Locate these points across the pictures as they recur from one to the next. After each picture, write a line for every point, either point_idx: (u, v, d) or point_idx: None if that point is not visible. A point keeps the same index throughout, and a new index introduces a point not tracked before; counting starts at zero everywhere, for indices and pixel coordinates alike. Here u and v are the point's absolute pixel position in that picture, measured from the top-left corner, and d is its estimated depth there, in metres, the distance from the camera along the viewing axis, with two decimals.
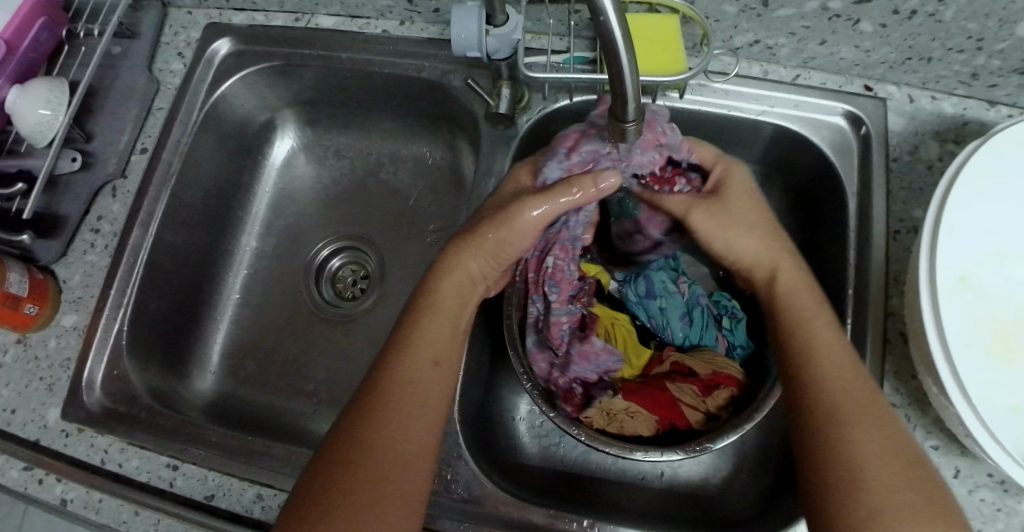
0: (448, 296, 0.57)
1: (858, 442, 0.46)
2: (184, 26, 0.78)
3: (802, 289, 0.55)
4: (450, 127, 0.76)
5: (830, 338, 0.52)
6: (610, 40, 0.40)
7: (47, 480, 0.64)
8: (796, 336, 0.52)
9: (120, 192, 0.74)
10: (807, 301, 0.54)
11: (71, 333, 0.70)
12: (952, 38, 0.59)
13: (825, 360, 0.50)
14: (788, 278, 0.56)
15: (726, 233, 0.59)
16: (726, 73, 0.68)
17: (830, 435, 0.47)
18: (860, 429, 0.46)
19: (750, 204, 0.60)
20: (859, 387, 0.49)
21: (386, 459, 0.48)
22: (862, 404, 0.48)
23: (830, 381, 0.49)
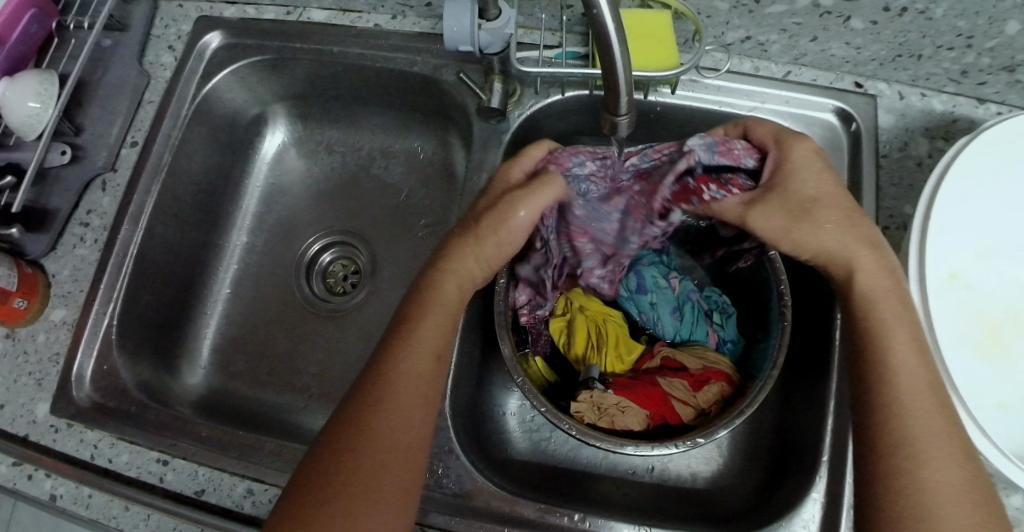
0: (446, 298, 0.57)
1: (937, 476, 0.47)
2: (174, 19, 0.78)
3: (885, 296, 0.53)
4: (442, 122, 0.76)
5: (915, 357, 0.51)
6: (603, 32, 0.40)
7: (37, 476, 0.64)
8: (885, 356, 0.51)
9: (110, 186, 0.73)
10: (891, 311, 0.53)
11: (60, 327, 0.69)
12: (942, 36, 0.59)
13: (912, 384, 0.50)
14: (873, 285, 0.54)
15: (801, 229, 0.56)
16: (717, 69, 0.68)
17: (908, 469, 0.48)
18: (941, 460, 0.48)
19: (829, 191, 0.56)
20: (939, 413, 0.49)
21: (372, 465, 0.50)
22: (944, 431, 0.49)
23: (916, 409, 0.49)
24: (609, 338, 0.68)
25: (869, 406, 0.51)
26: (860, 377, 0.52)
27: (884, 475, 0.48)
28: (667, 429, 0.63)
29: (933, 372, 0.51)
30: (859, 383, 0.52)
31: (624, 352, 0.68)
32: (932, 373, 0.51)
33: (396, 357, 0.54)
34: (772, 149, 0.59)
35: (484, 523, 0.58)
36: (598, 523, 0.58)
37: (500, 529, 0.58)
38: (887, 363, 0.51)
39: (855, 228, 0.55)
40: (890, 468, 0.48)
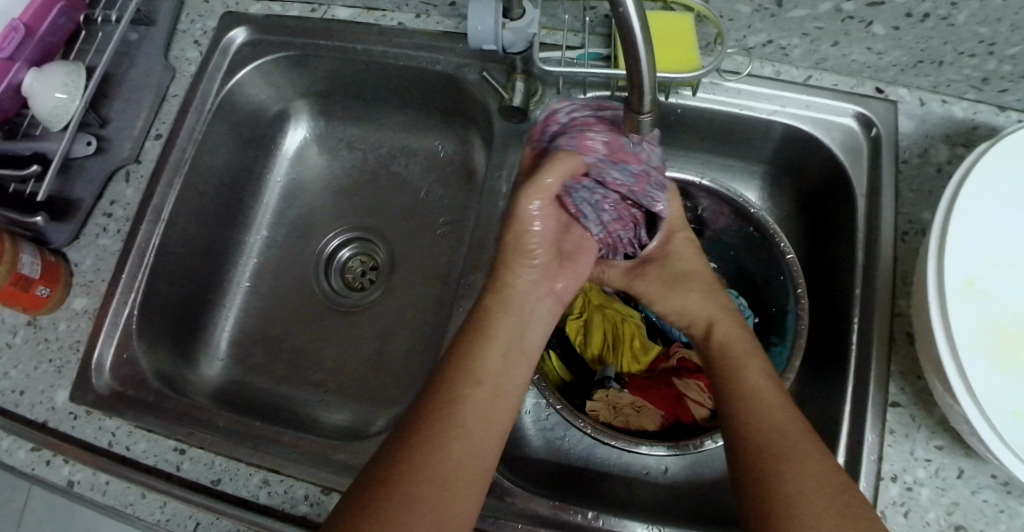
0: (504, 321, 0.57)
1: (794, 473, 0.48)
2: (200, 14, 0.79)
3: (738, 341, 0.59)
4: (462, 121, 0.77)
5: (763, 384, 0.55)
6: (629, 33, 0.40)
7: (55, 462, 0.65)
8: (734, 388, 0.55)
9: (133, 177, 0.74)
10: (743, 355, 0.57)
11: (81, 316, 0.70)
12: (964, 42, 0.60)
13: (757, 404, 0.53)
14: (727, 333, 0.59)
15: (675, 296, 0.63)
16: (738, 72, 0.68)
17: (765, 472, 0.49)
18: (793, 460, 0.49)
19: (697, 268, 0.64)
20: (788, 422, 0.52)
21: (430, 479, 0.48)
22: (793, 436, 0.51)
23: (766, 422, 0.52)
24: (624, 340, 0.69)
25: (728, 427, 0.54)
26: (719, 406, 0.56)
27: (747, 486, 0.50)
28: (681, 430, 0.63)
29: (783, 394, 0.54)
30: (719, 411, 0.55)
31: (639, 355, 0.69)
32: (781, 393, 0.54)
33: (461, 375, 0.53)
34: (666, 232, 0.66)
35: (497, 519, 0.58)
36: (611, 521, 0.58)
37: (513, 525, 0.58)
38: (741, 392, 0.54)
39: (715, 294, 0.63)
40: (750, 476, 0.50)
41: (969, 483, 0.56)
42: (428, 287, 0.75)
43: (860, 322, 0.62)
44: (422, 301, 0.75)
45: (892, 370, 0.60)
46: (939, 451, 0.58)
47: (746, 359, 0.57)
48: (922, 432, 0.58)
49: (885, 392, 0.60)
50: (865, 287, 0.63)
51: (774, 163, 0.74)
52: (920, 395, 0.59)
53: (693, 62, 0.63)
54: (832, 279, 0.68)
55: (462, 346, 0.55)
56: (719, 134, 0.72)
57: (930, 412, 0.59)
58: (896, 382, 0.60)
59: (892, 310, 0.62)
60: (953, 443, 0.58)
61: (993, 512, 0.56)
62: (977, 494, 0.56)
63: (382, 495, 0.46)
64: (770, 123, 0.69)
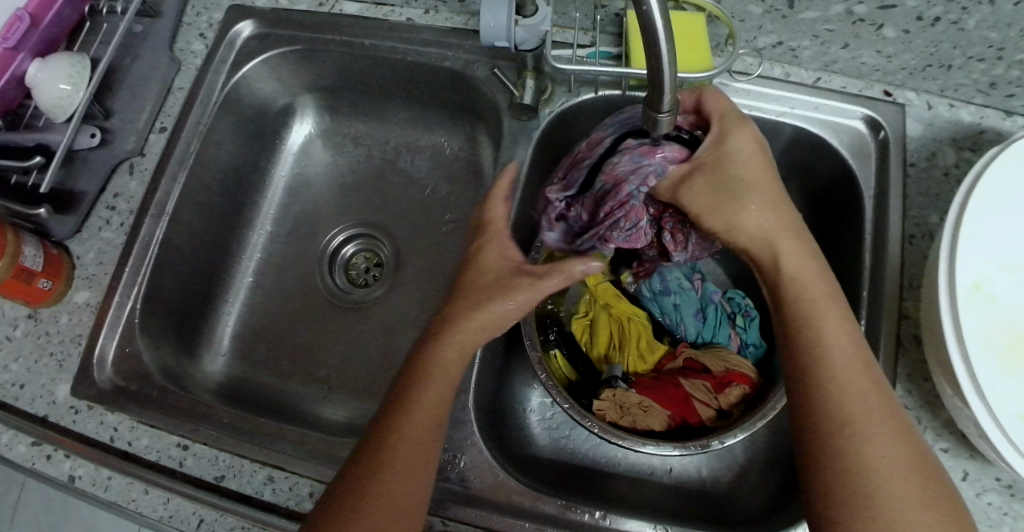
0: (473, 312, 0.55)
1: (877, 450, 0.46)
2: (206, 7, 0.78)
3: (812, 282, 0.53)
4: (470, 118, 0.76)
5: (841, 335, 0.51)
6: (651, 28, 0.40)
7: (56, 456, 0.64)
8: (807, 339, 0.51)
9: (137, 170, 0.73)
10: (815, 300, 0.52)
11: (83, 310, 0.69)
12: (973, 47, 0.60)
13: (839, 363, 0.50)
14: (801, 281, 0.53)
15: (723, 211, 0.54)
16: (748, 73, 0.68)
17: (843, 444, 0.47)
18: (877, 438, 0.47)
19: (760, 167, 0.54)
20: (867, 390, 0.49)
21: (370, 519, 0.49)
22: (874, 413, 0.48)
23: (844, 385, 0.49)
24: (631, 337, 0.69)
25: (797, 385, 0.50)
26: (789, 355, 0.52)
27: (819, 457, 0.47)
28: (687, 430, 0.63)
29: (861, 347, 0.51)
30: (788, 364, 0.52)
31: (647, 352, 0.69)
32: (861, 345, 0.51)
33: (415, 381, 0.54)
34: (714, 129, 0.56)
35: (505, 517, 0.58)
36: (617, 520, 0.58)
37: (520, 524, 0.58)
38: (812, 342, 0.51)
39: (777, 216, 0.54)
40: (823, 448, 0.47)
41: (973, 486, 0.57)
42: (434, 285, 0.75)
43: (867, 324, 0.63)
44: (428, 298, 0.74)
45: (899, 373, 0.61)
46: (944, 453, 0.58)
47: (814, 292, 0.52)
48: (928, 434, 0.59)
49: (892, 394, 0.60)
50: (873, 290, 0.63)
51: (781, 165, 0.74)
52: (926, 397, 0.60)
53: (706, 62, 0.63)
54: (839, 281, 0.68)
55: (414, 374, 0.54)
56: None
57: (936, 415, 0.59)
58: (902, 384, 0.60)
59: (899, 313, 0.62)
60: (958, 445, 0.58)
61: (997, 515, 0.56)
62: (982, 496, 0.57)
63: (345, 512, 0.49)
64: (779, 124, 0.69)
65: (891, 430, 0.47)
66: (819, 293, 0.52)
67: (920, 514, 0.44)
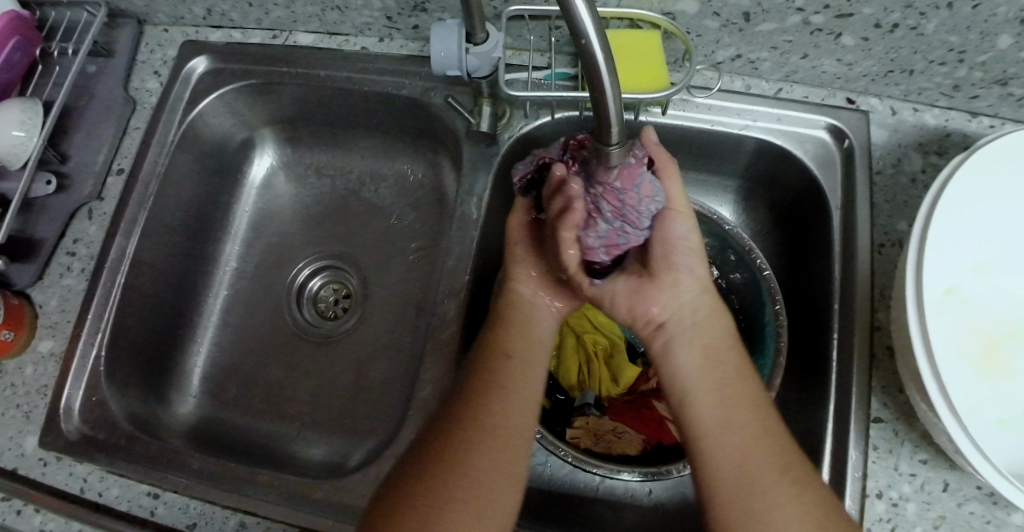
0: (518, 322, 0.61)
1: (780, 493, 0.46)
2: (160, 44, 0.77)
3: (720, 350, 0.54)
4: (432, 143, 0.75)
5: (748, 396, 0.52)
6: (592, 62, 0.39)
7: (25, 512, 0.63)
8: (714, 401, 0.52)
9: (96, 214, 0.72)
10: (731, 368, 0.53)
11: (48, 359, 0.68)
12: (934, 51, 0.59)
13: (735, 415, 0.51)
14: (717, 350, 0.54)
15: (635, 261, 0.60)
16: (708, 88, 0.67)
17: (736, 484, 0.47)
18: (772, 481, 0.47)
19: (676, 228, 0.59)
20: (768, 437, 0.50)
21: (466, 484, 0.49)
22: (770, 452, 0.49)
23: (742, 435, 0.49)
24: (598, 359, 0.69)
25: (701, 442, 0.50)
26: (703, 409, 0.52)
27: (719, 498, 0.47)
28: (663, 453, 0.63)
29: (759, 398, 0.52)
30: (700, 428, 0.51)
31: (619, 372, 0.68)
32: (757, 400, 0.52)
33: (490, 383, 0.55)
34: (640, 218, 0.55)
35: None
36: None
37: None
38: (716, 397, 0.52)
39: (706, 296, 0.57)
40: (720, 496, 0.48)
41: (955, 496, 0.56)
42: (405, 313, 0.74)
43: (839, 337, 0.62)
44: (398, 328, 0.73)
45: (873, 386, 0.60)
46: (923, 465, 0.57)
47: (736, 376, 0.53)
48: (906, 446, 0.58)
49: (867, 408, 0.59)
50: (844, 304, 0.62)
51: (748, 177, 0.73)
52: (902, 409, 0.59)
53: (662, 81, 0.61)
54: (810, 292, 0.68)
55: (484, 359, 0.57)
56: (691, 149, 0.72)
57: (913, 426, 0.58)
58: (878, 397, 0.59)
59: (871, 325, 0.61)
60: (937, 456, 0.57)
61: (979, 524, 0.55)
62: (963, 506, 0.56)
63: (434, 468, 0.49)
64: (742, 138, 0.68)
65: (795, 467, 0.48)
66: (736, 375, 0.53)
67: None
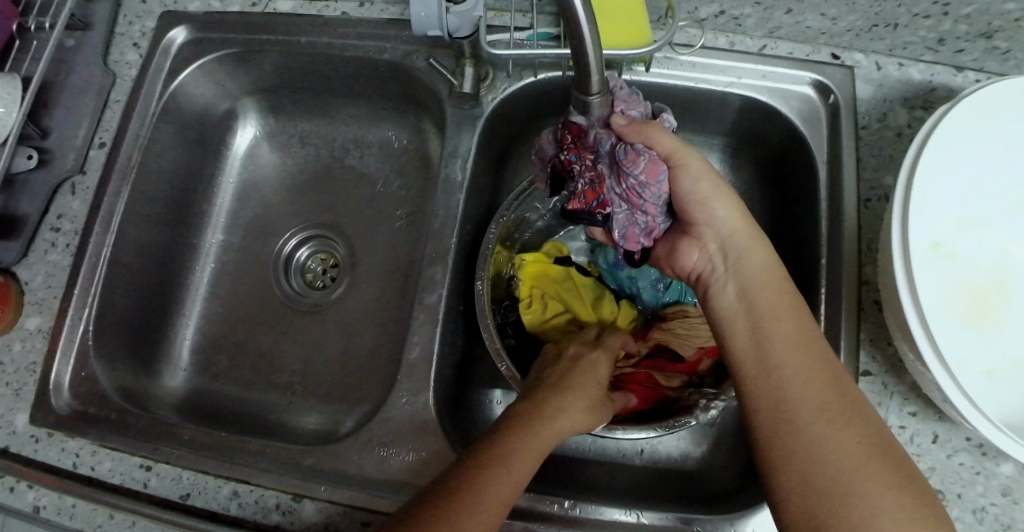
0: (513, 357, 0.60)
1: (825, 435, 0.46)
2: (138, 15, 0.76)
3: (761, 281, 0.55)
4: (416, 110, 0.75)
5: (792, 333, 0.51)
6: (570, 7, 0.39)
7: (19, 488, 0.63)
8: (755, 338, 0.52)
9: (79, 188, 0.72)
10: (774, 300, 0.53)
11: (35, 336, 0.68)
12: (917, 4, 0.59)
13: (782, 354, 0.50)
14: (760, 290, 0.54)
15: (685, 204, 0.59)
16: (692, 45, 0.66)
17: (789, 434, 0.47)
18: (830, 425, 0.46)
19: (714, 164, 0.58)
20: (818, 370, 0.49)
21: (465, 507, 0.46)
22: (831, 400, 0.47)
23: (795, 381, 0.49)
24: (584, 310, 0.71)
25: (765, 392, 0.49)
26: (741, 349, 0.52)
27: (770, 440, 0.47)
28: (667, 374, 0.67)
29: (812, 334, 0.51)
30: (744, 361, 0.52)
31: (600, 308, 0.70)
32: (811, 334, 0.51)
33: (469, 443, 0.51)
34: (643, 146, 0.54)
35: None
36: (588, 509, 0.58)
37: None
38: (755, 336, 0.52)
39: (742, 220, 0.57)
40: (776, 444, 0.47)
41: (944, 448, 0.56)
42: (393, 282, 0.74)
43: (826, 291, 0.62)
44: (387, 297, 0.73)
45: (862, 339, 0.60)
46: (913, 417, 0.57)
47: (777, 304, 0.53)
48: (895, 399, 0.58)
49: (856, 361, 0.59)
50: (831, 256, 0.62)
51: (734, 136, 0.73)
52: (890, 362, 0.59)
53: (640, 38, 0.61)
54: (798, 249, 0.68)
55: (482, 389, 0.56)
56: (676, 108, 0.71)
57: (901, 379, 0.59)
58: (867, 350, 0.60)
59: (858, 278, 0.61)
60: (926, 408, 0.58)
61: (969, 474, 0.56)
62: (953, 457, 0.56)
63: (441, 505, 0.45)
64: (726, 95, 0.68)
65: (856, 417, 0.47)
66: (782, 304, 0.53)
67: (866, 474, 0.44)
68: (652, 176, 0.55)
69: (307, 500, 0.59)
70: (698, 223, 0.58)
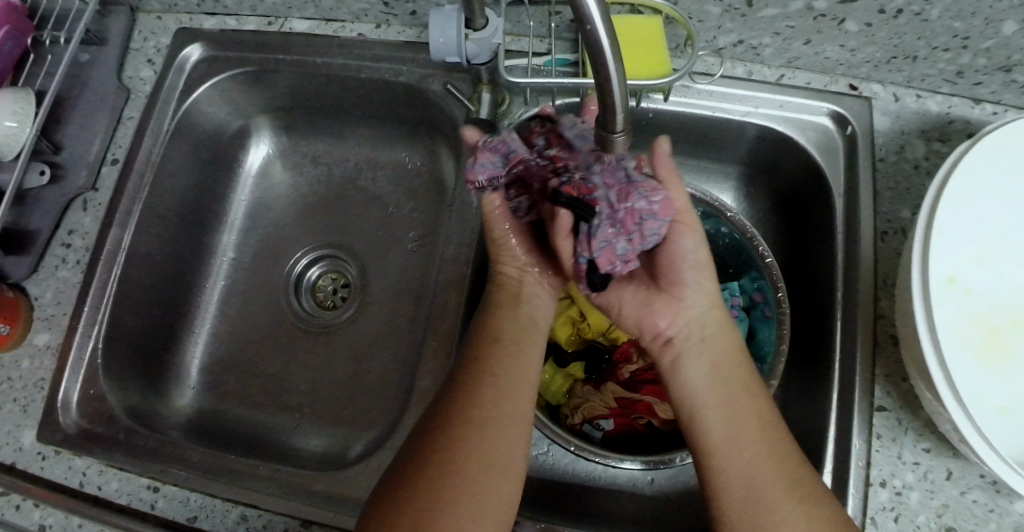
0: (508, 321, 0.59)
1: (784, 517, 0.47)
2: (153, 32, 0.76)
3: (727, 354, 0.55)
4: (430, 132, 0.75)
5: (752, 408, 0.52)
6: (598, 50, 0.38)
7: (25, 506, 0.62)
8: (719, 412, 0.52)
9: (91, 205, 0.71)
10: (739, 380, 0.53)
11: (45, 352, 0.68)
12: (937, 37, 0.58)
13: (744, 433, 0.51)
14: (726, 362, 0.54)
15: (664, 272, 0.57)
16: (710, 74, 0.67)
17: (752, 514, 0.48)
18: (789, 506, 0.48)
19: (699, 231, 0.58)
20: (775, 449, 0.50)
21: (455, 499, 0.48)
22: (788, 478, 0.49)
23: (757, 462, 0.49)
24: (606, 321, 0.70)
25: (727, 470, 0.50)
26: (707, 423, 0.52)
27: (734, 518, 0.48)
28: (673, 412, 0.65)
29: (768, 409, 0.52)
30: (707, 435, 0.52)
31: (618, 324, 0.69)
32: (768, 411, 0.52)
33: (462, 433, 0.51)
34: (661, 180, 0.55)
35: None
36: None
37: None
38: (719, 415, 0.52)
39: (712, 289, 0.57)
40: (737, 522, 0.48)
41: (957, 485, 0.56)
42: (403, 304, 0.73)
43: (842, 323, 0.62)
44: (397, 318, 0.73)
45: (877, 374, 0.59)
46: (926, 453, 0.57)
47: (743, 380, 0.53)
48: (909, 435, 0.58)
49: (870, 396, 0.59)
50: (847, 290, 0.62)
51: (750, 164, 0.73)
52: (905, 398, 0.59)
53: (650, 72, 0.61)
54: (812, 279, 0.67)
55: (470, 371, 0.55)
56: (692, 136, 0.71)
57: (916, 414, 0.58)
58: (882, 385, 0.59)
59: (874, 313, 0.61)
60: (940, 444, 0.57)
61: (982, 512, 0.55)
62: (966, 494, 0.56)
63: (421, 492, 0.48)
64: (744, 124, 0.67)
65: (811, 494, 0.48)
66: (746, 379, 0.54)
67: None
68: (662, 210, 0.53)
69: (316, 525, 0.59)
70: (682, 285, 0.56)
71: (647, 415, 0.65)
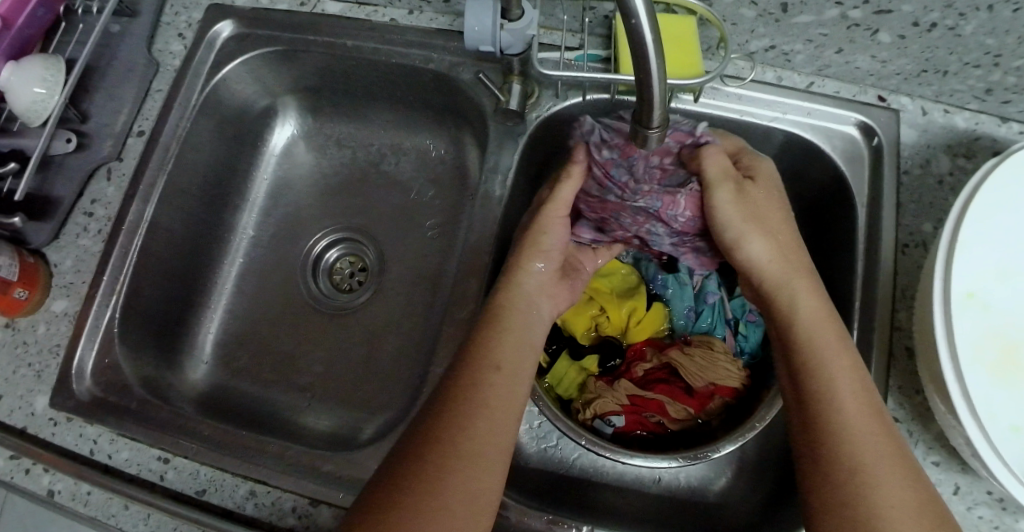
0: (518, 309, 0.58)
1: (878, 477, 0.46)
2: (185, 6, 0.76)
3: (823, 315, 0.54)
4: (456, 120, 0.75)
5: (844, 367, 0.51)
6: (640, 46, 0.39)
7: (34, 471, 0.62)
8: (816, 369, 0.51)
9: (115, 175, 0.72)
10: (833, 337, 0.52)
11: (61, 319, 0.68)
12: (969, 53, 0.58)
13: (840, 390, 0.50)
14: (816, 328, 0.53)
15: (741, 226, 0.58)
16: (740, 77, 0.67)
17: (849, 472, 0.47)
18: (883, 470, 0.47)
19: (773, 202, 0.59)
20: (872, 416, 0.49)
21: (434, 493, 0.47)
22: (884, 447, 0.48)
23: (855, 429, 0.48)
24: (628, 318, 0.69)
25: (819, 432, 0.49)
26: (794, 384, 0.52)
27: (834, 479, 0.47)
28: (683, 410, 0.65)
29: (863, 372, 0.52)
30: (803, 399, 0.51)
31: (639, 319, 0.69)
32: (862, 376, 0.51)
33: (460, 415, 0.50)
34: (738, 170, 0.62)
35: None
36: None
37: None
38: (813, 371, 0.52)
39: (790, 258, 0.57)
40: (837, 483, 0.47)
41: (964, 500, 0.56)
42: (419, 291, 0.74)
43: (858, 332, 0.62)
44: (412, 305, 0.73)
45: (890, 386, 0.60)
46: (935, 467, 0.57)
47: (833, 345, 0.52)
48: (919, 447, 0.58)
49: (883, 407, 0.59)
50: (865, 301, 0.62)
51: (773, 169, 0.73)
52: (918, 411, 0.59)
53: (682, 72, 0.61)
54: (831, 287, 0.68)
55: (476, 344, 0.55)
56: None
57: (927, 427, 0.58)
58: (894, 397, 0.59)
59: (890, 325, 0.61)
60: (949, 458, 0.57)
61: (987, 528, 0.55)
62: (973, 510, 0.56)
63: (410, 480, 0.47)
64: (770, 130, 0.68)
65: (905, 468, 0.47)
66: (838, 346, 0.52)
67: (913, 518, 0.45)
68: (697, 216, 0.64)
69: (324, 504, 0.59)
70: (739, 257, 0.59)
71: (659, 413, 0.65)
